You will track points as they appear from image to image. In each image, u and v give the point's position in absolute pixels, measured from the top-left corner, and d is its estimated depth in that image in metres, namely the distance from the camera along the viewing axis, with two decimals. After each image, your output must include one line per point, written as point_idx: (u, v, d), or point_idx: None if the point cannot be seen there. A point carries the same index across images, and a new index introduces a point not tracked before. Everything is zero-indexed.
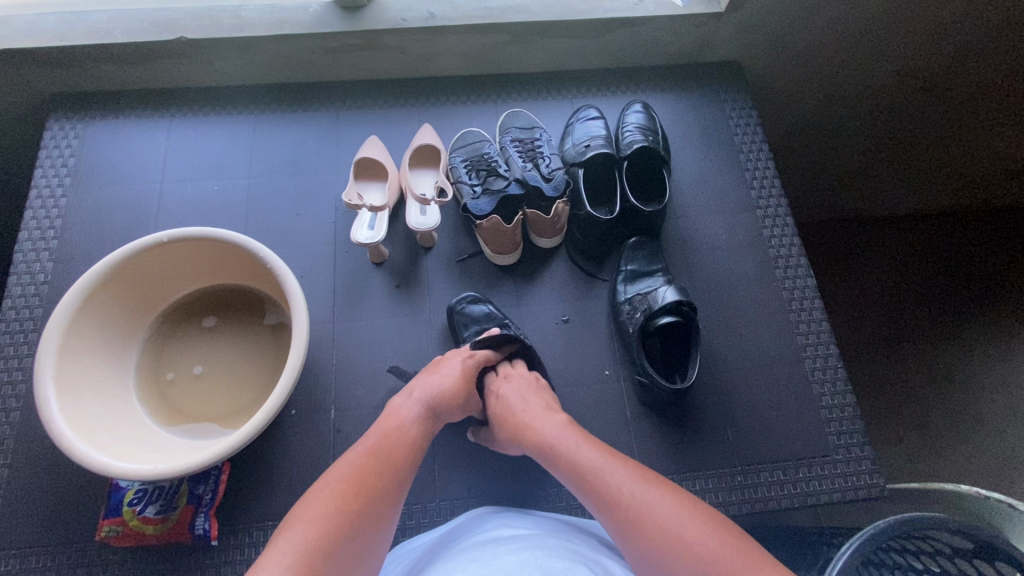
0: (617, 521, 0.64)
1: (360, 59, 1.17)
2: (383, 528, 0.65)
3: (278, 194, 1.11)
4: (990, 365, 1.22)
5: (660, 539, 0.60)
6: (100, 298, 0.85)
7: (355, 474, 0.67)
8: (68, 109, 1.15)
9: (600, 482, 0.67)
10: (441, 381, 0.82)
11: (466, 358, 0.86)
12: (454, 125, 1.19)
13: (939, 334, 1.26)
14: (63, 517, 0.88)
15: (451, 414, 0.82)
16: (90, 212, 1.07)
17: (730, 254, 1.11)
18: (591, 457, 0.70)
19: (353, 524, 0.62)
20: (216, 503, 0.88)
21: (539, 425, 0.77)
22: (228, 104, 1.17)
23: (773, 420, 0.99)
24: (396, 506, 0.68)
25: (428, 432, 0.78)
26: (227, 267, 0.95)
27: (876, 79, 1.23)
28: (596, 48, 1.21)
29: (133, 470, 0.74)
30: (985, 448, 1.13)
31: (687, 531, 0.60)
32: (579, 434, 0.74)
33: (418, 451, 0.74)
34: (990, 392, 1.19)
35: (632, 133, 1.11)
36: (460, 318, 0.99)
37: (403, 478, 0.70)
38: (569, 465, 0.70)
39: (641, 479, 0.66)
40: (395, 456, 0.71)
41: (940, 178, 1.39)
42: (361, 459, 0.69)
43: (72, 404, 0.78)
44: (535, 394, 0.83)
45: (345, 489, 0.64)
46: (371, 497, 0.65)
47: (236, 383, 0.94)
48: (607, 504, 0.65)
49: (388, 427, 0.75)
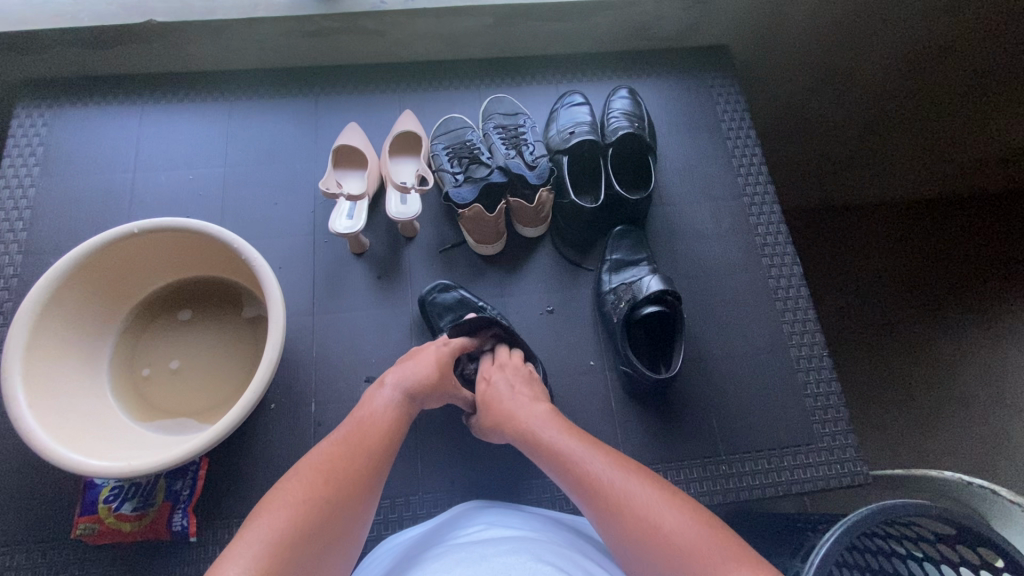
0: (595, 509, 0.64)
1: (338, 43, 1.14)
2: (359, 514, 0.64)
3: (255, 183, 1.08)
4: (975, 354, 1.22)
5: (637, 526, 0.60)
6: (69, 291, 0.82)
7: (328, 462, 0.66)
8: (36, 96, 1.11)
9: (580, 469, 0.67)
10: (416, 367, 0.82)
11: (441, 347, 0.86)
12: (437, 111, 1.16)
13: (924, 322, 1.26)
14: (37, 515, 0.86)
15: (430, 399, 0.82)
16: (60, 203, 1.04)
17: (717, 242, 1.09)
18: (571, 445, 0.70)
19: (325, 511, 0.61)
20: (194, 499, 0.87)
21: (522, 413, 0.77)
22: (202, 90, 1.14)
23: (758, 408, 0.98)
24: (372, 492, 0.67)
25: (405, 416, 0.77)
26: (202, 259, 0.93)
27: (868, 61, 1.21)
28: (581, 31, 1.18)
29: (105, 467, 0.72)
30: (971, 436, 1.14)
31: (663, 519, 0.60)
32: (562, 423, 0.74)
33: (395, 434, 0.74)
34: (975, 381, 1.19)
35: (617, 119, 1.08)
36: (433, 309, 0.97)
37: (379, 463, 0.69)
38: (550, 453, 0.71)
39: (622, 469, 0.66)
40: (371, 440, 0.70)
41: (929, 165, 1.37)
42: (334, 446, 0.69)
43: (42, 402, 0.77)
44: (524, 384, 0.83)
45: (317, 477, 0.64)
46: (344, 483, 0.64)
47: (214, 378, 0.92)
48: (585, 490, 0.66)
49: (363, 413, 0.75)
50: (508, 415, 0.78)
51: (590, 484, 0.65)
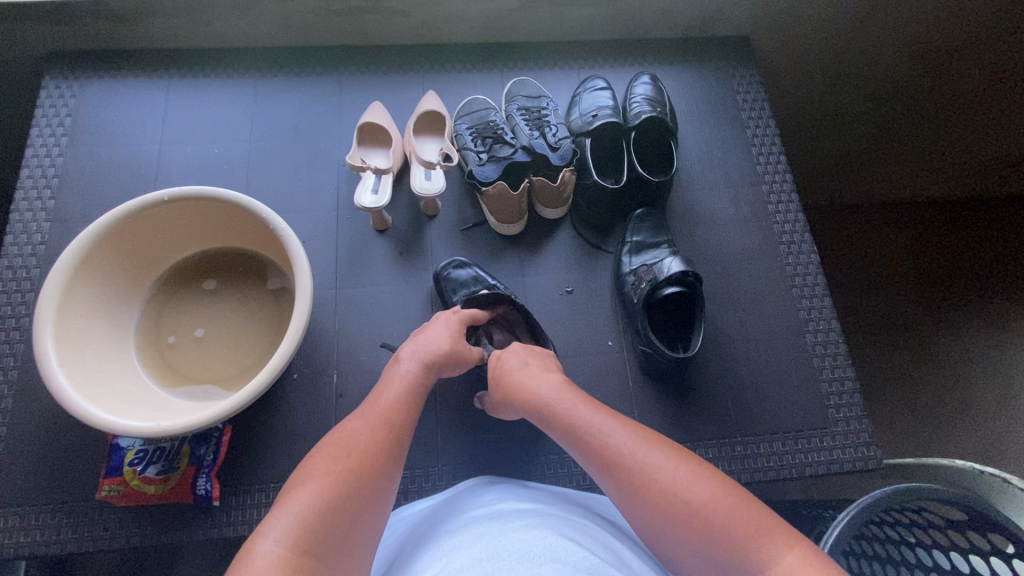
0: (617, 480, 0.64)
1: (364, 23, 1.15)
2: (383, 488, 0.64)
3: (280, 158, 1.09)
4: (981, 354, 1.22)
5: (658, 496, 0.61)
6: (99, 256, 0.84)
7: (351, 439, 0.67)
8: (64, 68, 1.12)
9: (599, 441, 0.67)
10: (430, 340, 0.83)
11: (452, 317, 0.88)
12: (460, 92, 1.17)
13: (931, 321, 1.27)
14: (64, 476, 0.88)
15: (447, 369, 0.83)
16: (87, 173, 1.05)
17: (735, 229, 1.10)
18: (587, 417, 0.70)
19: (353, 483, 0.61)
20: (217, 465, 0.88)
21: (535, 385, 0.77)
22: (228, 66, 1.15)
23: (774, 392, 0.99)
24: (395, 466, 0.67)
25: (422, 388, 0.78)
26: (228, 229, 0.94)
27: (885, 54, 1.22)
28: (604, 17, 1.19)
29: (135, 427, 0.73)
30: (975, 433, 1.14)
31: (686, 488, 0.60)
32: (577, 394, 0.75)
33: (413, 408, 0.74)
34: (980, 379, 1.19)
35: (640, 104, 1.10)
36: (448, 284, 0.99)
37: (401, 437, 0.70)
38: (568, 426, 0.71)
39: (639, 439, 0.66)
40: (391, 416, 0.71)
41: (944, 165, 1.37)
42: (356, 424, 0.69)
43: (73, 362, 0.78)
44: (531, 357, 0.84)
45: (342, 453, 0.64)
46: (369, 458, 0.65)
47: (237, 347, 0.93)
48: (607, 461, 0.66)
49: (382, 388, 0.76)
50: (520, 388, 0.79)
51: (609, 455, 0.66)
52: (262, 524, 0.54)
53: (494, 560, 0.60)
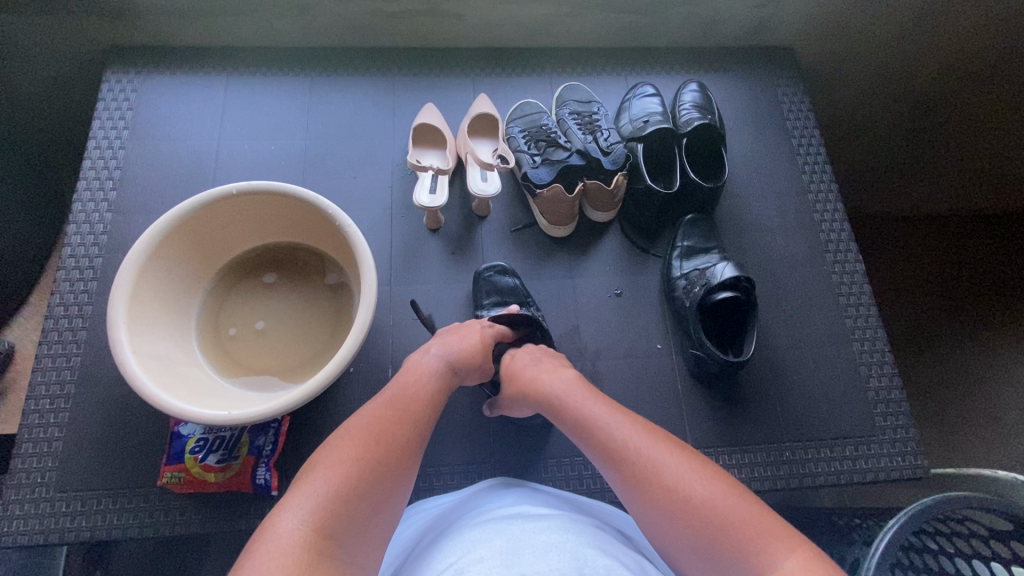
0: (619, 473, 0.65)
1: (418, 26, 1.17)
2: (405, 477, 0.64)
3: (335, 156, 1.11)
4: (1011, 369, 1.22)
5: (657, 489, 0.61)
6: (168, 247, 0.86)
7: (375, 425, 0.66)
8: (126, 62, 1.14)
9: (604, 436, 0.68)
10: (460, 342, 0.83)
11: (485, 328, 0.87)
12: (511, 96, 1.19)
13: (963, 335, 1.27)
14: (125, 462, 0.90)
15: (468, 375, 0.83)
16: (148, 165, 1.08)
17: (782, 237, 1.11)
18: (594, 411, 0.70)
19: (376, 470, 0.61)
20: (276, 455, 0.90)
21: (548, 380, 0.78)
22: (284, 64, 1.17)
23: (820, 399, 1.00)
24: (416, 457, 0.67)
25: (444, 388, 0.77)
26: (290, 224, 0.96)
27: (927, 67, 1.23)
28: (654, 25, 1.21)
29: (207, 415, 0.74)
30: (1006, 447, 1.14)
31: (683, 483, 0.60)
32: (586, 391, 0.75)
33: (436, 404, 0.74)
34: (1009, 393, 1.19)
35: (690, 111, 1.11)
36: (483, 285, 1.00)
37: (423, 429, 0.70)
38: (576, 421, 0.71)
39: (643, 433, 0.67)
40: (415, 408, 0.71)
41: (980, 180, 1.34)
42: (379, 410, 0.69)
43: (144, 350, 0.79)
44: (548, 360, 0.84)
45: (367, 438, 0.64)
46: (391, 446, 0.64)
47: (296, 340, 0.95)
48: (611, 457, 0.66)
49: (408, 379, 0.75)
50: (535, 382, 0.80)
51: (613, 450, 0.66)
52: (283, 503, 0.55)
53: (514, 554, 0.56)
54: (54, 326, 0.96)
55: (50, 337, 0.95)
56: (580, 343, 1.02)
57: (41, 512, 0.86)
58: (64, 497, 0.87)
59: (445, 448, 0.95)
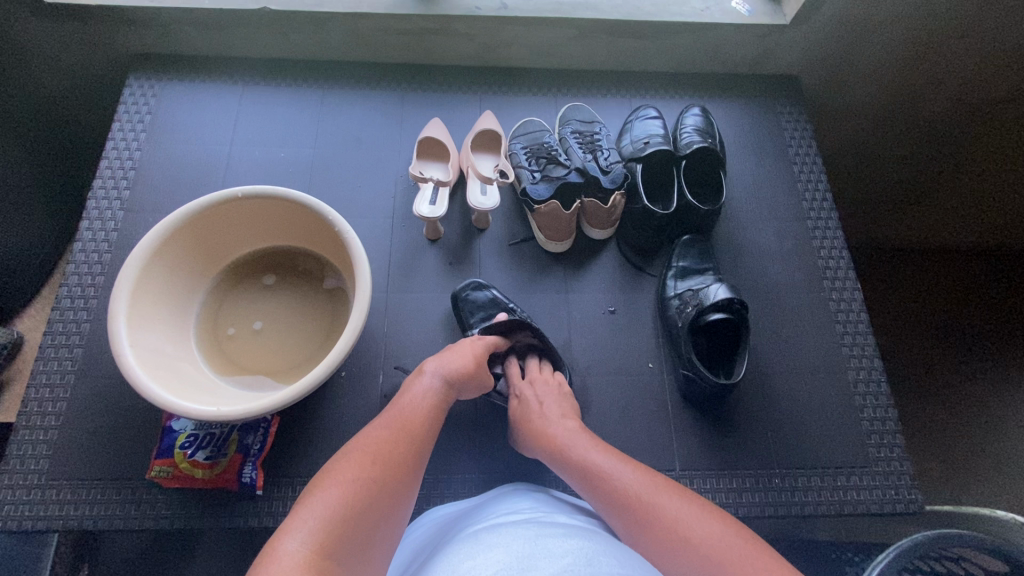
0: (622, 519, 0.66)
1: (429, 43, 1.21)
2: (405, 496, 0.64)
3: (341, 165, 1.14)
4: (1014, 409, 1.20)
5: (665, 533, 0.62)
6: (173, 245, 0.89)
7: (373, 446, 0.66)
8: (149, 70, 1.20)
9: (608, 482, 0.70)
10: (453, 357, 0.82)
11: (476, 342, 0.87)
12: (516, 114, 1.22)
13: (967, 371, 1.25)
14: (117, 453, 0.91)
15: (467, 388, 0.83)
16: (161, 168, 1.12)
17: (779, 263, 1.11)
18: (598, 459, 0.73)
19: (375, 490, 0.61)
20: (263, 454, 0.91)
21: (555, 430, 0.80)
22: (298, 77, 1.22)
23: (813, 427, 0.99)
24: (416, 475, 0.67)
25: (443, 405, 0.77)
26: (292, 228, 0.98)
27: (936, 105, 1.21)
28: (659, 50, 1.23)
29: (196, 411, 0.76)
30: (1007, 488, 1.12)
31: (690, 527, 0.62)
32: (591, 441, 0.77)
33: (434, 422, 0.74)
34: (1014, 432, 1.17)
35: (690, 134, 1.13)
36: (466, 306, 1.00)
37: (422, 448, 0.69)
38: (581, 468, 0.73)
39: (651, 482, 0.68)
40: (415, 427, 0.71)
41: (974, 216, 1.33)
42: (379, 431, 0.69)
43: (140, 343, 0.81)
44: (557, 400, 0.87)
45: (365, 458, 0.64)
46: (390, 466, 0.64)
47: (291, 342, 0.96)
48: (617, 503, 0.67)
49: (404, 402, 0.75)
50: (541, 432, 0.81)
51: (617, 497, 0.68)
52: (283, 524, 0.54)
53: (527, 559, 0.56)
54: (59, 317, 0.99)
55: (54, 327, 0.98)
56: (571, 358, 1.02)
57: (31, 500, 0.87)
58: (54, 486, 0.88)
59: (431, 457, 0.95)
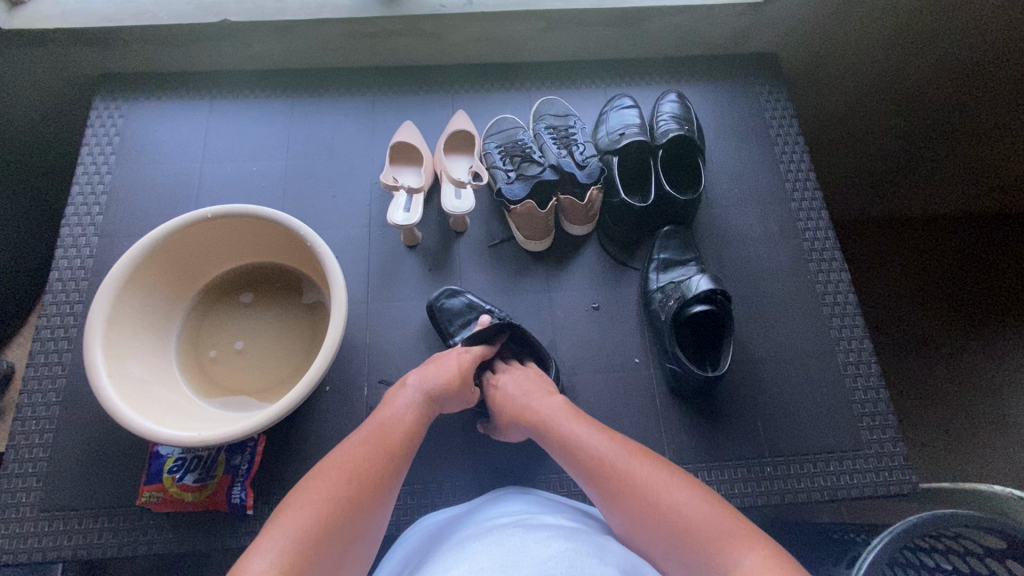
0: (602, 493, 0.66)
1: (396, 44, 1.19)
2: (377, 517, 0.64)
3: (315, 175, 1.13)
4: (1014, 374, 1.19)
5: (641, 506, 0.63)
6: (146, 272, 0.88)
7: (350, 463, 0.66)
8: (115, 91, 1.18)
9: (588, 456, 0.69)
10: (437, 372, 0.81)
11: (461, 354, 0.85)
12: (490, 112, 1.20)
13: (965, 334, 1.25)
14: (107, 481, 0.91)
15: (450, 401, 0.82)
16: (134, 190, 1.10)
17: (763, 247, 1.10)
18: (578, 431, 0.72)
19: (347, 511, 0.61)
20: (252, 473, 0.91)
21: (534, 404, 0.79)
22: (266, 87, 1.20)
23: (803, 412, 0.98)
24: (392, 493, 0.67)
25: (424, 418, 0.77)
26: (268, 244, 0.97)
27: (920, 76, 1.18)
28: (631, 37, 1.21)
29: (178, 437, 0.75)
30: (1008, 455, 1.12)
31: (665, 497, 0.63)
32: (571, 411, 0.77)
33: (415, 437, 0.73)
34: (1013, 397, 1.17)
35: (667, 122, 1.10)
36: (442, 316, 0.99)
37: (399, 465, 0.69)
38: (559, 440, 0.73)
39: (628, 452, 0.69)
40: (392, 443, 0.70)
41: (963, 180, 1.32)
42: (357, 447, 0.68)
43: (117, 373, 0.81)
44: (532, 380, 0.85)
45: (340, 477, 0.63)
46: (366, 485, 0.64)
47: (274, 360, 0.96)
48: (594, 475, 0.68)
49: (384, 417, 0.74)
50: (522, 408, 0.80)
51: (596, 467, 0.68)
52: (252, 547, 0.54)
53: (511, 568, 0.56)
54: (40, 348, 0.98)
55: (36, 359, 0.98)
56: (556, 358, 1.02)
57: (24, 532, 0.87)
58: (46, 518, 0.89)
59: (420, 467, 0.94)
